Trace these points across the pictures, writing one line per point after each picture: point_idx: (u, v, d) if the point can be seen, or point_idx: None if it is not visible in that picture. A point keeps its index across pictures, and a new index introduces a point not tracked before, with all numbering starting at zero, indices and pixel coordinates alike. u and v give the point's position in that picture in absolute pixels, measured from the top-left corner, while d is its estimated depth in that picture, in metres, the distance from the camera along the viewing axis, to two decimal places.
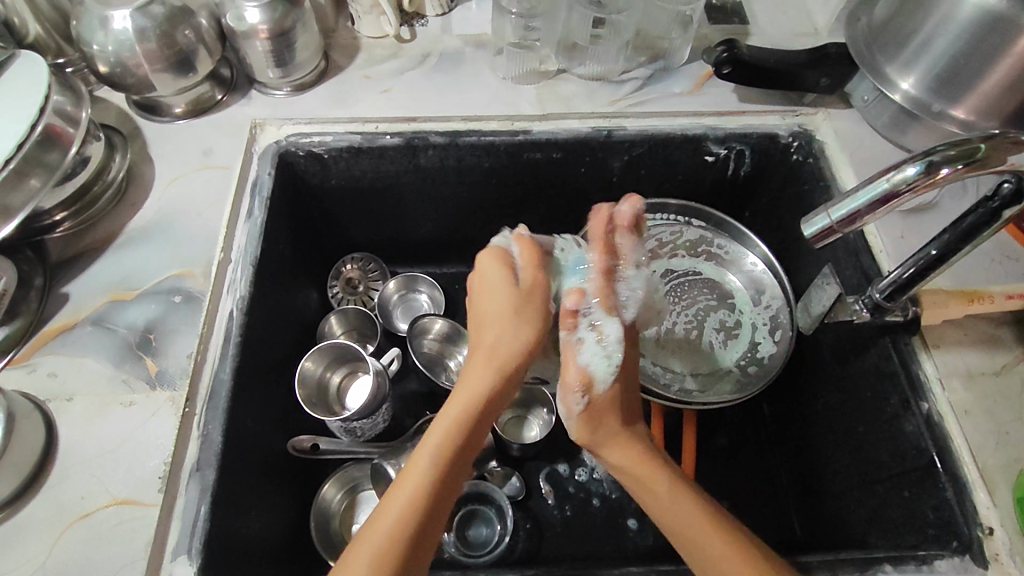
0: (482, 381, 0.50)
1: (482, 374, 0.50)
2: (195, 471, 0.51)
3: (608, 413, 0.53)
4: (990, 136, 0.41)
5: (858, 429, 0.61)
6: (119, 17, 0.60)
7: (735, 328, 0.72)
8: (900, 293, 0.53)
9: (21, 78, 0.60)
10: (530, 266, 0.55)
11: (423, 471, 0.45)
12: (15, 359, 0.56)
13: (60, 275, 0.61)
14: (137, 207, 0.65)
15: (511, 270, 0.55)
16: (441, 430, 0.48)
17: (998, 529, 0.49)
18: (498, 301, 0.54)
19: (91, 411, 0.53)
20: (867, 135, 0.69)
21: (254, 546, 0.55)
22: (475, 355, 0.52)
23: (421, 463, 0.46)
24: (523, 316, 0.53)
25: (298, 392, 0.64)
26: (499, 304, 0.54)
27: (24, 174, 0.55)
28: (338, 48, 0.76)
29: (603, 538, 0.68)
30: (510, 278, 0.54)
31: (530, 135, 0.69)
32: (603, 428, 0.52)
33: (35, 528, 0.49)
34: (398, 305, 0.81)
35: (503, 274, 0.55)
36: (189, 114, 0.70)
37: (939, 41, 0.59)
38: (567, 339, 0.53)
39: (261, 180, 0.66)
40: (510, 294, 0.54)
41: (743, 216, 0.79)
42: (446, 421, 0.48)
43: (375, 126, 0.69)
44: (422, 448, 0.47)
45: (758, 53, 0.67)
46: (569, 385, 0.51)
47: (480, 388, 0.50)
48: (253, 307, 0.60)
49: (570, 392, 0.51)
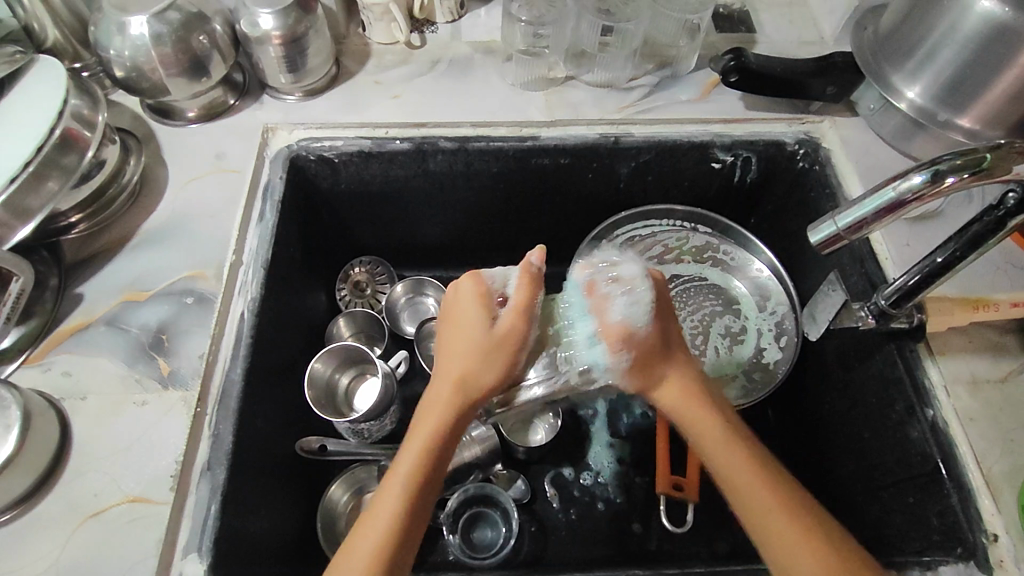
0: (442, 410, 0.48)
1: (447, 399, 0.48)
2: (206, 469, 0.52)
3: (663, 343, 0.50)
4: (996, 145, 0.42)
5: (863, 435, 0.61)
6: (136, 23, 0.61)
7: (740, 333, 0.73)
8: (906, 300, 0.53)
9: (40, 82, 0.61)
10: (513, 314, 0.50)
11: (392, 503, 0.44)
12: (30, 358, 0.57)
13: (75, 275, 0.62)
14: (150, 209, 0.66)
15: (488, 306, 0.51)
16: (407, 459, 0.46)
17: (1002, 536, 0.50)
18: (467, 339, 0.50)
19: (104, 410, 0.54)
20: (873, 143, 0.70)
21: (263, 544, 0.56)
22: (441, 384, 0.49)
23: (390, 496, 0.44)
24: (490, 355, 0.49)
25: (307, 393, 0.65)
26: (480, 340, 0.49)
27: (42, 176, 0.56)
28: (349, 54, 0.77)
29: (609, 542, 0.68)
30: (487, 320, 0.50)
31: (538, 141, 0.70)
32: (654, 369, 0.50)
33: (49, 524, 0.49)
34: (405, 308, 0.81)
35: (481, 313, 0.50)
36: (203, 118, 0.71)
37: (945, 52, 0.59)
38: (597, 301, 0.52)
39: (273, 184, 0.67)
40: (480, 334, 0.49)
41: (748, 222, 0.80)
42: (407, 454, 0.46)
43: (385, 131, 0.70)
44: (392, 477, 0.45)
45: (765, 62, 0.67)
46: (613, 335, 0.50)
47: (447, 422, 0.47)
48: (263, 309, 0.60)
49: (615, 342, 0.50)
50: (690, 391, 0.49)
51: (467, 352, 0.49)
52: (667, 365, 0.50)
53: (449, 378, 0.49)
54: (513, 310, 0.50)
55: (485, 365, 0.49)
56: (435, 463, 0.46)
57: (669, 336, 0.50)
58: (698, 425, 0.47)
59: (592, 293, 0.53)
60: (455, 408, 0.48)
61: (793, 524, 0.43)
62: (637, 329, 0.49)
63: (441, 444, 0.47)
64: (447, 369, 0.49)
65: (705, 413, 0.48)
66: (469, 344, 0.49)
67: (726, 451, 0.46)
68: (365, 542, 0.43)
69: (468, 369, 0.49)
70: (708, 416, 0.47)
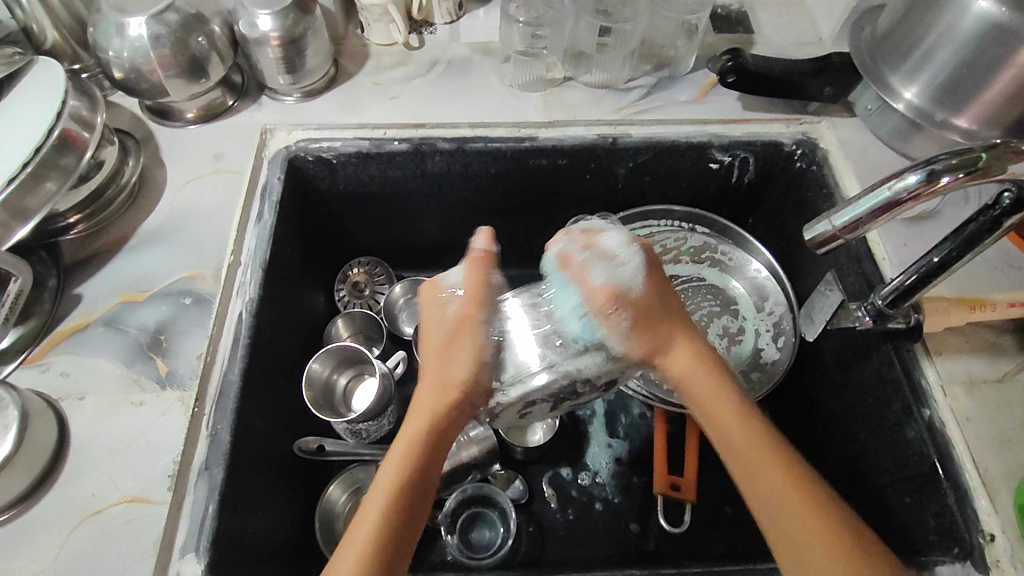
0: (426, 411, 0.48)
1: (426, 407, 0.48)
2: (204, 469, 0.52)
3: (661, 305, 0.50)
4: (991, 145, 0.42)
5: (860, 435, 0.61)
6: (134, 24, 0.61)
7: (738, 333, 0.73)
8: (902, 300, 0.53)
9: (39, 83, 0.61)
10: (467, 300, 0.52)
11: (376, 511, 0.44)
12: (29, 358, 0.57)
13: (74, 275, 0.62)
14: (149, 210, 0.66)
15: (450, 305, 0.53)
16: (388, 469, 0.45)
17: (999, 536, 0.50)
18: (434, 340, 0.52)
19: (103, 410, 0.54)
20: (871, 144, 0.70)
21: (260, 544, 0.56)
22: (421, 394, 0.49)
23: (373, 503, 0.44)
24: (456, 349, 0.50)
25: (305, 394, 0.65)
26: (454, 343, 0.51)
27: (40, 177, 0.56)
28: (347, 55, 0.78)
29: (607, 543, 0.68)
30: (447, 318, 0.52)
31: (536, 142, 0.70)
32: (654, 331, 0.50)
33: (46, 524, 0.49)
34: (404, 309, 0.80)
35: (440, 313, 0.53)
36: (201, 118, 0.72)
37: (942, 52, 0.59)
38: (575, 271, 0.53)
39: (271, 185, 0.67)
40: (444, 333, 0.51)
41: (746, 223, 0.80)
42: (387, 465, 0.46)
43: (384, 132, 0.70)
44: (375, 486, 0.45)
45: (763, 62, 0.67)
46: (603, 304, 0.50)
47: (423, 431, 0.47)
48: (261, 309, 0.61)
49: (609, 305, 0.50)
50: (697, 358, 0.49)
51: (442, 360, 0.50)
52: (667, 330, 0.50)
53: (426, 388, 0.49)
54: (473, 291, 0.53)
55: (456, 364, 0.50)
56: (419, 470, 0.46)
57: (664, 299, 0.51)
58: (704, 393, 0.47)
59: (568, 266, 0.53)
60: (434, 414, 0.48)
61: (807, 504, 0.42)
62: (624, 291, 0.50)
63: (424, 454, 0.46)
64: (426, 381, 0.50)
65: (712, 381, 0.48)
66: (438, 343, 0.51)
67: (738, 420, 0.46)
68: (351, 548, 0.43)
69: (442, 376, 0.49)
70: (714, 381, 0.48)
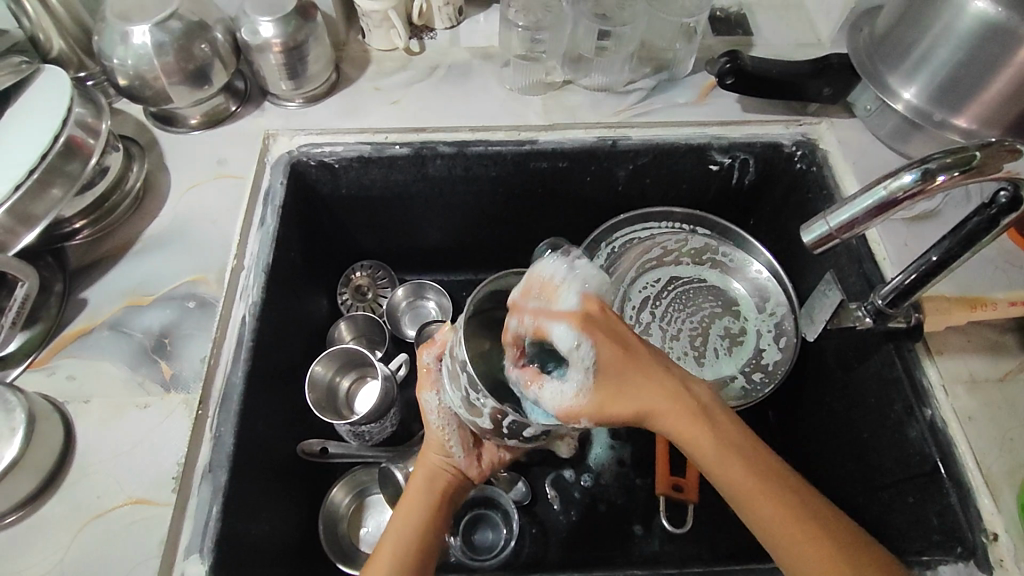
0: (426, 470, 0.53)
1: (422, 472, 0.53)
2: (208, 471, 0.52)
3: (633, 358, 0.45)
4: (986, 144, 0.42)
5: (862, 435, 0.61)
6: (138, 32, 0.62)
7: (740, 334, 0.73)
8: (903, 299, 0.53)
9: (44, 91, 0.62)
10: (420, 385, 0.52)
11: (383, 567, 0.47)
12: (36, 361, 0.58)
13: (80, 279, 0.63)
14: (153, 215, 0.67)
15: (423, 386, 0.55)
16: (388, 535, 0.49)
17: (1002, 535, 0.50)
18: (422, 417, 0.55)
19: (108, 412, 0.55)
20: (870, 144, 0.70)
21: (264, 546, 0.56)
22: (412, 479, 0.53)
23: (380, 559, 0.48)
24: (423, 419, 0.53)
25: (308, 396, 0.66)
26: (429, 434, 0.53)
27: (46, 184, 0.57)
28: (348, 61, 0.78)
29: (609, 544, 0.68)
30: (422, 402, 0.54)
31: (537, 145, 0.70)
32: (623, 409, 0.44)
33: (52, 525, 0.50)
34: (405, 311, 0.82)
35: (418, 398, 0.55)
36: (205, 125, 0.72)
37: (939, 51, 0.60)
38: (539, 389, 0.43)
39: (274, 189, 0.68)
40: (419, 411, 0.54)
41: (747, 224, 0.80)
42: (389, 532, 0.49)
43: (385, 136, 0.71)
44: (378, 551, 0.48)
45: (761, 64, 0.68)
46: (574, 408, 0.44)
47: (418, 500, 0.51)
48: (264, 312, 0.61)
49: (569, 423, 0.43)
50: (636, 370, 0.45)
51: (424, 458, 0.54)
52: (646, 395, 0.44)
53: (414, 476, 0.53)
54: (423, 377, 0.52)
55: (434, 454, 0.53)
56: (416, 535, 0.49)
57: (622, 373, 0.44)
58: (660, 413, 0.45)
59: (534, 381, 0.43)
60: (428, 487, 0.52)
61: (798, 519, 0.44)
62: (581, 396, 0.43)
63: (421, 525, 0.49)
64: (419, 467, 0.53)
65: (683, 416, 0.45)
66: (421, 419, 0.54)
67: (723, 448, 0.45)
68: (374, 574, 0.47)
69: (431, 460, 0.53)
70: (648, 393, 0.44)
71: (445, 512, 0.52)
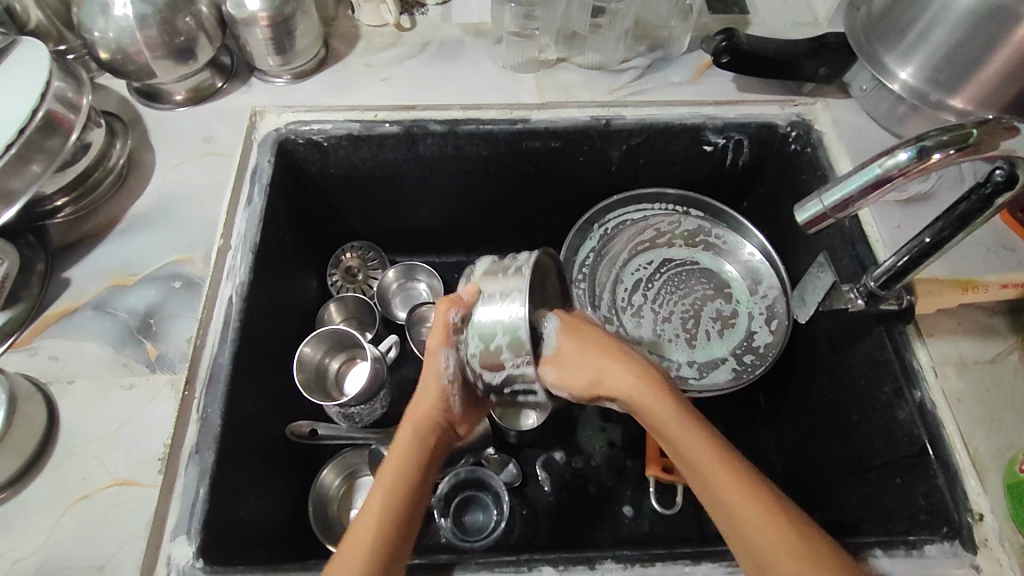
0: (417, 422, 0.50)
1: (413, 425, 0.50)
2: (194, 452, 0.52)
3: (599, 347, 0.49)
4: (983, 121, 0.41)
5: (852, 417, 0.61)
6: (119, 4, 0.60)
7: (731, 317, 0.72)
8: (895, 281, 0.53)
9: (21, 64, 0.60)
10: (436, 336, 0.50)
11: (371, 531, 0.44)
12: (17, 342, 0.57)
13: (61, 259, 0.62)
14: (137, 193, 0.66)
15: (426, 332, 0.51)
16: (376, 491, 0.46)
17: (987, 515, 0.50)
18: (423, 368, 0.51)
19: (91, 394, 0.54)
20: (864, 125, 0.69)
21: (252, 527, 0.56)
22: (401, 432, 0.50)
23: (366, 518, 0.45)
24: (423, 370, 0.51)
25: (296, 376, 0.65)
26: (427, 383, 0.51)
27: (25, 160, 0.56)
28: (337, 37, 0.77)
29: (598, 525, 0.68)
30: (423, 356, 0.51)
31: (528, 124, 0.69)
32: (585, 366, 0.48)
33: (35, 506, 0.49)
34: (396, 294, 0.81)
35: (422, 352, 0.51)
36: (190, 101, 0.71)
37: (938, 31, 0.59)
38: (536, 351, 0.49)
39: (261, 167, 0.66)
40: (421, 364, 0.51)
41: (740, 206, 0.79)
42: (376, 487, 0.47)
43: (374, 114, 0.69)
44: (366, 511, 0.45)
45: (758, 42, 0.67)
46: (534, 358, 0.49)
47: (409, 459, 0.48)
48: (251, 293, 0.60)
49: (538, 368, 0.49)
50: (600, 350, 0.49)
51: (417, 407, 0.51)
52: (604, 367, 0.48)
53: (404, 427, 0.50)
54: (439, 329, 0.50)
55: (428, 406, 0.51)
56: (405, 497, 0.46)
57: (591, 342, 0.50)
58: (607, 373, 0.48)
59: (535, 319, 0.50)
60: (421, 441, 0.50)
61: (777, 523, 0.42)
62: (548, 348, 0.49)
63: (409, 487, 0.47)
64: (409, 418, 0.51)
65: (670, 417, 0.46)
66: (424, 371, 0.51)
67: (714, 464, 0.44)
68: (357, 541, 0.44)
69: (425, 412, 0.51)
70: (602, 359, 0.48)
71: (433, 467, 0.50)
